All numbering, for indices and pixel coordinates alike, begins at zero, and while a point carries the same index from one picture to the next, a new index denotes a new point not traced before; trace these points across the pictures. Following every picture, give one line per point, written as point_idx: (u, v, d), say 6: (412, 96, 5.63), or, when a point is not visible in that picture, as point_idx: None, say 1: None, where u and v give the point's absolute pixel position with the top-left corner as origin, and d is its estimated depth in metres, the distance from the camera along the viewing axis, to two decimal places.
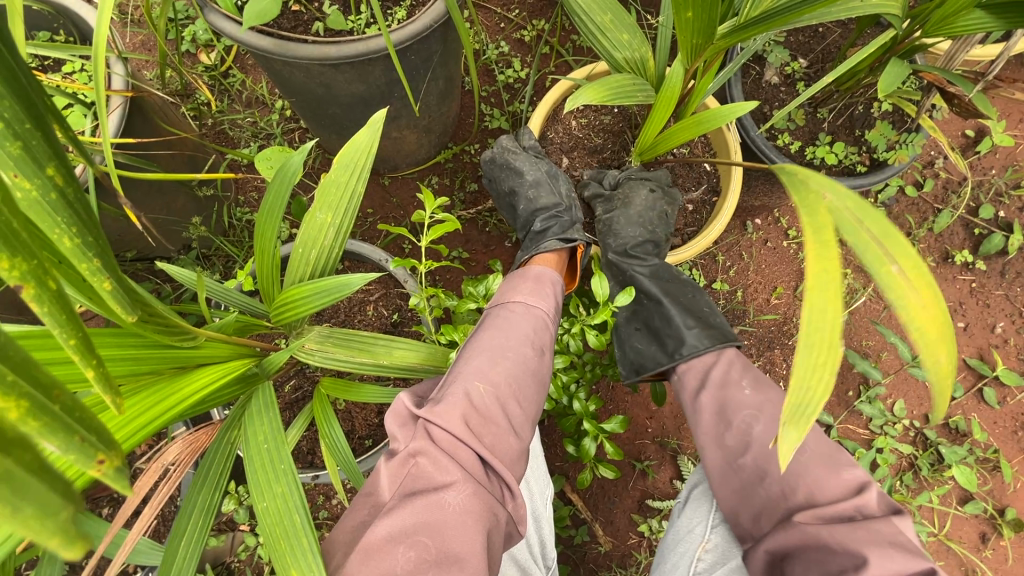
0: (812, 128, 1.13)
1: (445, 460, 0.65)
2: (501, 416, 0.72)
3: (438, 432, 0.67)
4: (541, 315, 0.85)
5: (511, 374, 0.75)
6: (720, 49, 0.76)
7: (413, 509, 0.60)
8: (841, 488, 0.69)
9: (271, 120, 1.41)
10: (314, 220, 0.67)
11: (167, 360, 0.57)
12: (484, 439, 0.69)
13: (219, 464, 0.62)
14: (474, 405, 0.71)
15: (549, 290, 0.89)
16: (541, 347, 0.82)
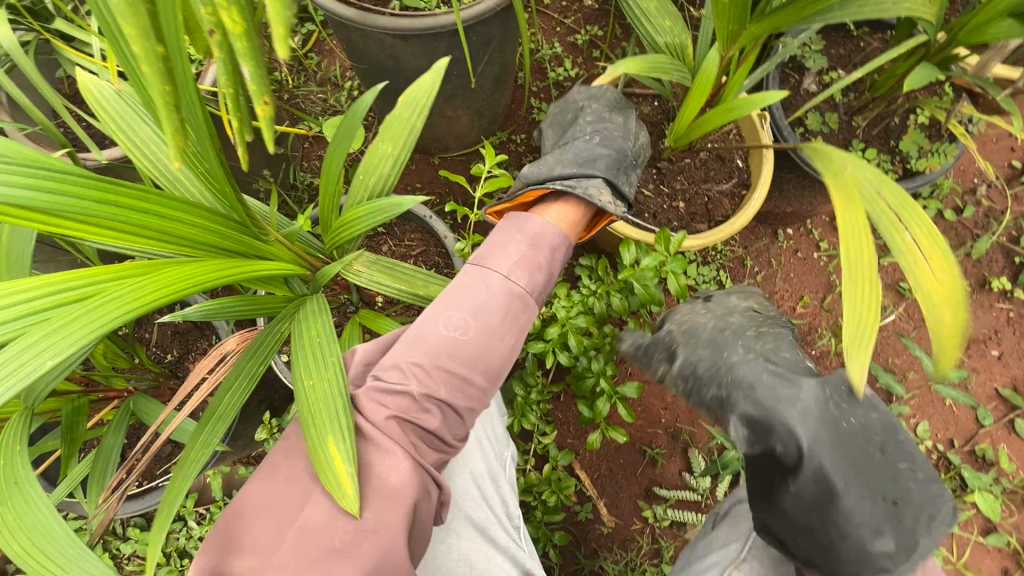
0: (847, 134, 1.17)
1: (380, 447, 0.65)
2: (441, 401, 0.69)
3: (384, 394, 0.68)
4: (516, 295, 0.74)
5: (464, 363, 0.70)
6: (753, 37, 0.83)
7: (356, 469, 0.64)
8: None
9: (340, 98, 1.55)
10: (377, 151, 0.77)
11: (242, 243, 0.68)
12: (431, 404, 0.69)
13: (270, 343, 0.71)
14: (412, 394, 0.68)
15: (546, 257, 0.78)
16: (512, 323, 0.74)
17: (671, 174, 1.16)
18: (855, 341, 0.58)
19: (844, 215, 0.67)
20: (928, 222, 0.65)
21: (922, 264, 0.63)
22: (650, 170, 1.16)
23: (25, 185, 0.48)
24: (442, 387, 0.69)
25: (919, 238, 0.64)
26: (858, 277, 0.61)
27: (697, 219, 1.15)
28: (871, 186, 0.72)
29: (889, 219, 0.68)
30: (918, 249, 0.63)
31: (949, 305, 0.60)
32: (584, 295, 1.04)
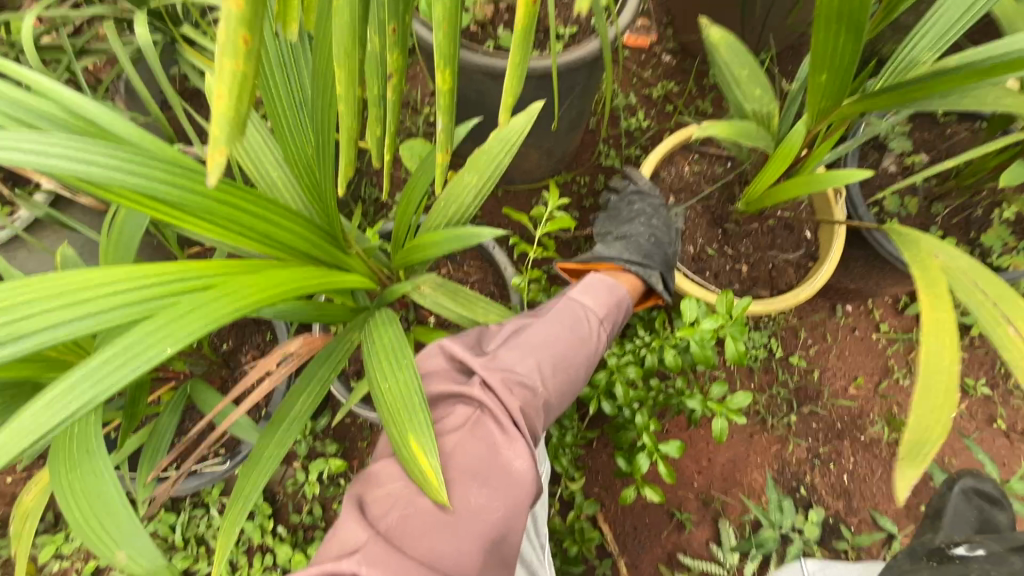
0: (924, 220, 1.14)
1: (506, 430, 0.69)
2: (550, 396, 0.78)
3: (501, 396, 0.72)
4: (604, 329, 0.87)
5: (570, 370, 0.80)
6: (845, 114, 0.83)
7: (481, 456, 0.67)
8: None
9: (417, 121, 1.62)
10: (461, 180, 0.80)
11: (319, 251, 0.71)
12: (534, 415, 0.75)
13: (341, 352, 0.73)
14: (535, 387, 0.76)
15: (618, 308, 0.90)
16: (599, 346, 0.86)
17: (737, 236, 1.15)
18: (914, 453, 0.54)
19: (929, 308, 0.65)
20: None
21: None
22: (716, 230, 1.16)
23: (158, 178, 0.52)
24: (553, 387, 0.78)
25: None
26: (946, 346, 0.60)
27: (759, 284, 1.14)
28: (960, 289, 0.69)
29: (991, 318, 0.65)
30: None
31: None
32: (636, 344, 1.03)
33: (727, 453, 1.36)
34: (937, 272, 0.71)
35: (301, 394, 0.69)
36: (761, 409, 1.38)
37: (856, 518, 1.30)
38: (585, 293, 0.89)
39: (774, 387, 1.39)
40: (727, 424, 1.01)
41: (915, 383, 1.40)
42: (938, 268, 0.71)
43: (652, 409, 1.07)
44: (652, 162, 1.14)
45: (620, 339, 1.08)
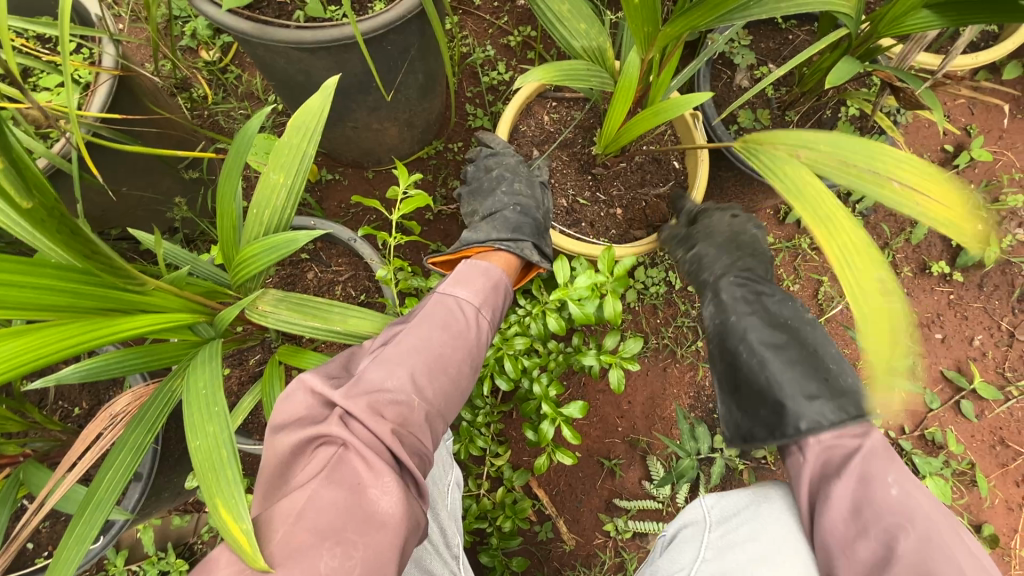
0: (780, 130, 1.16)
1: (374, 465, 0.62)
2: (426, 414, 0.71)
3: (362, 427, 0.64)
4: (483, 322, 0.83)
5: (445, 379, 0.75)
6: (670, 37, 0.79)
7: (337, 503, 0.58)
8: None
9: (263, 113, 1.46)
10: (268, 181, 0.69)
11: (106, 300, 0.58)
12: (406, 443, 0.67)
13: (158, 407, 0.63)
14: (408, 407, 0.69)
15: (499, 291, 0.87)
16: (478, 342, 0.82)
17: (608, 179, 1.12)
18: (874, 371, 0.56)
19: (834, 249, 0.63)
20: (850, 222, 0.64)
21: (934, 206, 0.63)
22: (586, 176, 1.12)
23: None
24: (431, 400, 0.73)
25: (841, 241, 0.64)
26: (872, 321, 0.58)
27: (635, 226, 1.11)
28: (835, 172, 0.70)
29: (874, 186, 0.67)
30: (917, 195, 0.63)
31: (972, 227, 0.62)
32: (520, 313, 0.99)
33: (644, 392, 1.38)
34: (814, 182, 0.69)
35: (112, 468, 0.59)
36: (669, 342, 1.40)
37: None
38: (459, 288, 0.84)
39: (679, 318, 1.41)
40: (623, 373, 1.01)
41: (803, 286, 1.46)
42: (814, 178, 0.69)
43: (551, 372, 1.05)
44: (509, 119, 1.09)
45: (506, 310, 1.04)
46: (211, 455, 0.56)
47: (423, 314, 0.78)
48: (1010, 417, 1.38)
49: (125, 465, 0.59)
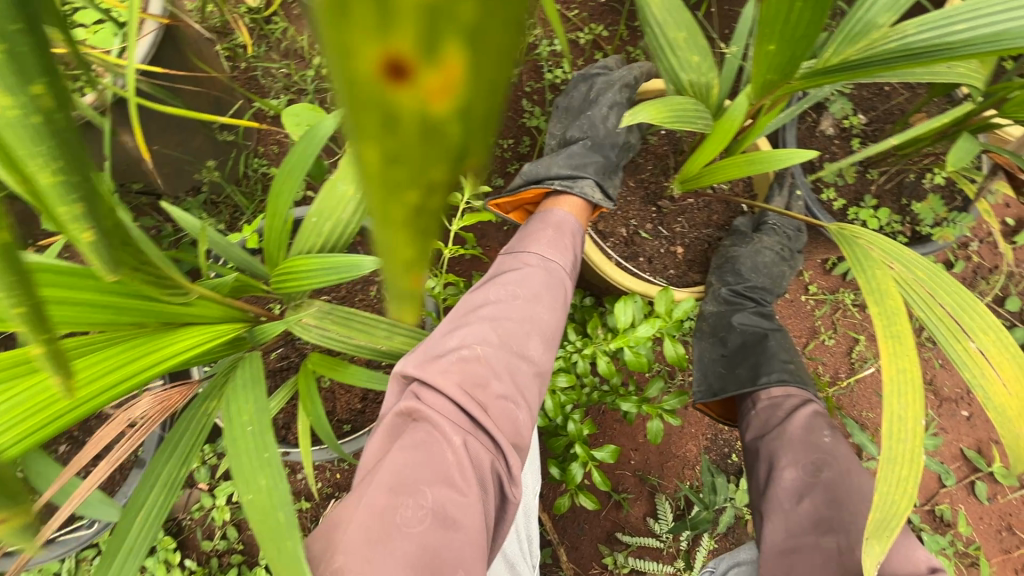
0: (860, 188, 1.09)
1: (442, 428, 0.68)
2: (501, 376, 0.74)
3: (436, 395, 0.70)
4: (556, 271, 0.83)
5: (515, 340, 0.76)
6: (794, 89, 0.72)
7: (416, 463, 0.65)
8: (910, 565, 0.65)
9: (306, 75, 1.35)
10: (335, 191, 0.62)
11: (153, 314, 0.51)
12: (482, 402, 0.72)
13: (193, 432, 0.59)
14: (483, 366, 0.73)
15: (569, 241, 0.86)
16: (557, 304, 0.82)
17: (672, 214, 1.05)
18: (879, 527, 0.48)
19: (889, 361, 0.52)
20: (994, 326, 0.55)
21: (995, 389, 0.53)
22: (650, 208, 1.05)
23: None
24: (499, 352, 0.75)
25: (985, 348, 0.54)
26: (901, 464, 0.48)
27: (693, 268, 1.05)
28: (918, 304, 0.59)
29: (947, 332, 0.56)
30: (987, 365, 0.53)
31: None
32: (566, 349, 0.93)
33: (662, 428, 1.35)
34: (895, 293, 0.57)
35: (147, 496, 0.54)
36: None
37: None
38: (525, 248, 0.85)
39: None
40: (661, 423, 0.96)
41: (839, 343, 1.41)
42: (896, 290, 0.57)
43: (584, 410, 0.99)
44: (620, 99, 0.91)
45: None
46: (266, 517, 0.50)
47: (491, 283, 0.80)
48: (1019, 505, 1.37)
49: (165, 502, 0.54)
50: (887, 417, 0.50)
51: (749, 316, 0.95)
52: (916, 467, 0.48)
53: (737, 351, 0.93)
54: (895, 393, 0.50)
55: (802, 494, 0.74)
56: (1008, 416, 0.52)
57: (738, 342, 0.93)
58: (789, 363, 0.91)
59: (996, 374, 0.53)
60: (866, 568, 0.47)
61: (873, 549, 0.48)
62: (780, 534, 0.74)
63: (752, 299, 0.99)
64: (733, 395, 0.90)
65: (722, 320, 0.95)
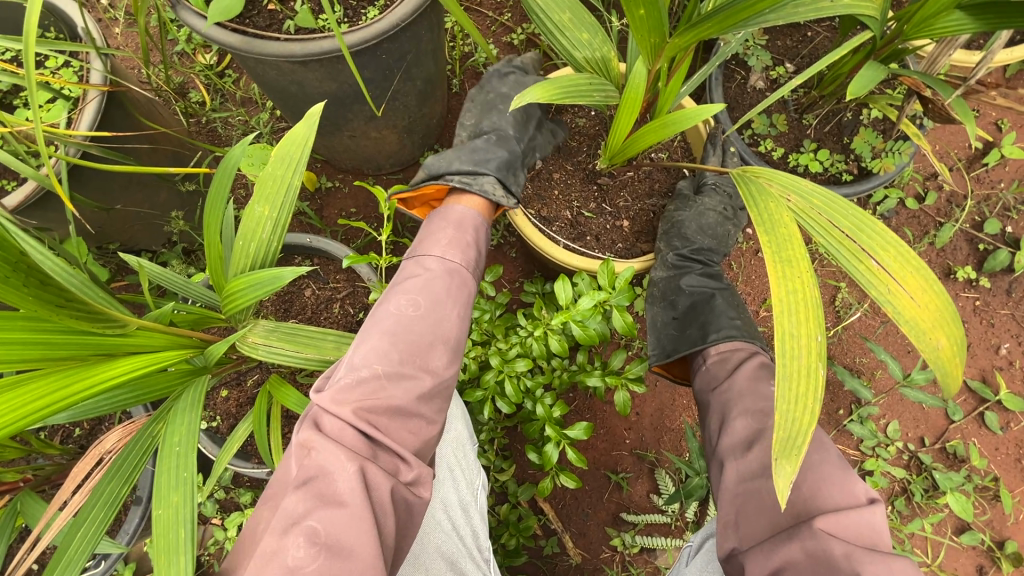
0: (797, 134, 1.09)
1: (336, 449, 0.61)
2: (401, 387, 0.70)
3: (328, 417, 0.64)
4: (456, 271, 0.83)
5: (416, 346, 0.73)
6: (679, 47, 0.74)
7: (304, 497, 0.59)
8: (848, 497, 0.65)
9: (261, 118, 1.42)
10: (253, 214, 0.66)
11: (89, 346, 0.56)
12: (380, 418, 0.66)
13: (137, 456, 0.64)
14: (379, 382, 0.68)
15: (471, 237, 0.88)
16: (462, 308, 0.81)
17: (614, 189, 1.07)
18: (786, 446, 0.51)
19: (779, 286, 0.55)
20: (892, 241, 0.59)
21: (903, 298, 0.57)
22: (591, 187, 1.07)
23: None
24: (399, 363, 0.71)
25: (887, 264, 0.58)
26: (796, 383, 0.52)
27: (642, 238, 1.07)
28: (816, 230, 0.63)
29: (850, 253, 0.60)
30: (891, 281, 0.57)
31: (945, 337, 0.56)
32: (521, 334, 0.96)
33: (653, 403, 1.34)
34: (789, 223, 0.61)
35: (92, 514, 0.61)
36: None
37: None
38: (423, 254, 0.85)
39: None
40: (629, 394, 0.97)
41: (822, 293, 1.39)
42: (789, 221, 0.60)
43: (555, 392, 1.02)
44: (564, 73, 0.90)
45: (504, 328, 1.01)
46: (165, 529, 0.58)
47: (395, 294, 0.78)
48: None
49: (102, 522, 0.60)
50: (780, 336, 0.53)
51: (694, 279, 0.98)
52: (814, 383, 0.52)
53: (687, 317, 0.95)
54: (785, 311, 0.54)
55: (753, 441, 0.74)
56: (921, 328, 0.56)
57: (688, 303, 0.96)
58: (739, 319, 0.93)
59: (903, 288, 0.57)
60: (779, 487, 0.50)
61: (786, 469, 0.50)
62: (733, 480, 0.74)
63: (699, 261, 1.00)
64: (684, 354, 0.92)
65: (671, 284, 0.99)
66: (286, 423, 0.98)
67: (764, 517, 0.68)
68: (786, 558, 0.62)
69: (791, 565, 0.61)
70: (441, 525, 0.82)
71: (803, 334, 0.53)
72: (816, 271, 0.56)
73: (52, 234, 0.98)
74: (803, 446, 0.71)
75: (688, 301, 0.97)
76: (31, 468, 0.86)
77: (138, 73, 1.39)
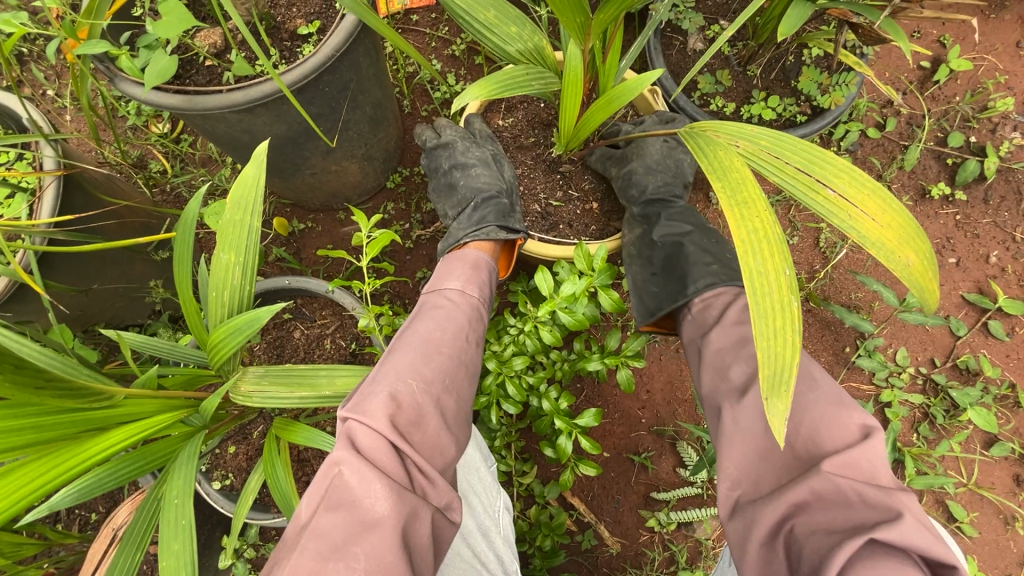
0: (744, 87, 1.10)
1: (373, 471, 0.59)
2: (431, 408, 0.69)
3: (364, 437, 0.62)
4: (474, 302, 0.85)
5: (445, 371, 0.74)
6: (605, 22, 0.75)
7: (344, 521, 0.56)
8: (848, 433, 0.65)
9: (223, 175, 1.43)
10: (219, 262, 0.66)
11: (79, 423, 0.56)
12: (415, 440, 0.65)
13: (144, 524, 0.64)
14: (419, 407, 0.68)
15: (486, 278, 0.90)
16: (478, 339, 0.82)
17: (578, 174, 1.08)
18: (774, 383, 0.51)
19: (738, 225, 0.56)
20: (845, 169, 0.59)
21: (865, 222, 0.57)
22: (555, 176, 1.08)
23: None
24: (434, 386, 0.71)
25: (843, 191, 0.58)
26: (772, 317, 0.52)
27: (614, 217, 1.08)
28: (770, 169, 0.63)
29: (806, 187, 0.60)
30: (851, 207, 0.58)
31: (914, 255, 0.57)
32: (513, 333, 0.96)
33: (662, 377, 1.34)
34: (742, 166, 0.61)
35: None
36: None
37: None
38: (440, 285, 0.86)
39: None
40: (631, 371, 0.96)
41: (805, 237, 1.39)
42: (741, 163, 0.61)
43: (560, 385, 1.02)
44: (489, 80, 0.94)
45: (495, 331, 1.01)
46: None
47: (420, 321, 0.79)
48: None
49: None
50: (748, 276, 0.53)
51: (664, 229, 0.98)
52: (790, 316, 0.52)
53: (664, 272, 0.96)
54: (749, 251, 0.54)
55: (747, 387, 0.75)
56: (888, 248, 0.56)
57: (662, 257, 0.97)
58: (713, 261, 0.92)
59: (863, 212, 0.57)
60: (775, 425, 0.50)
61: (778, 406, 0.50)
62: (732, 424, 0.74)
63: (665, 206, 1.01)
64: (668, 311, 0.92)
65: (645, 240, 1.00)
66: (299, 468, 0.96)
67: (772, 471, 0.68)
68: (794, 502, 0.62)
69: (801, 511, 0.61)
70: (463, 557, 0.78)
71: (771, 270, 0.54)
72: (775, 207, 0.56)
73: (35, 324, 0.99)
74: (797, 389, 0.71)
75: (664, 256, 0.97)
76: (51, 561, 0.85)
77: (95, 154, 1.40)
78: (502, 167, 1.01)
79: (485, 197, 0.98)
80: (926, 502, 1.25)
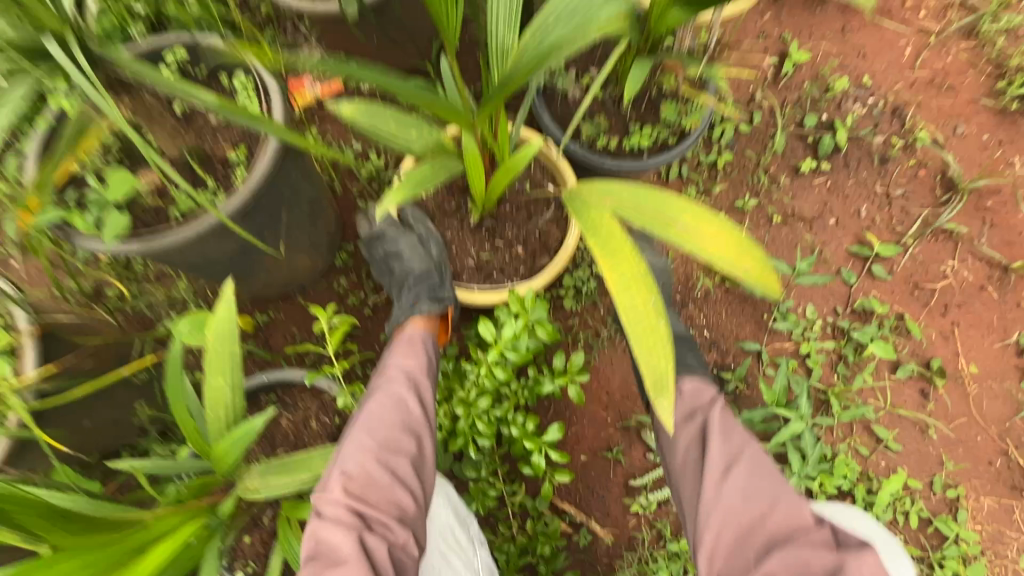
0: (621, 122, 1.29)
1: (339, 533, 0.75)
2: (384, 471, 0.83)
3: (329, 512, 0.77)
4: (413, 372, 0.98)
5: (391, 437, 0.87)
6: (487, 114, 0.92)
7: None
8: (807, 521, 0.86)
9: (182, 287, 1.53)
10: (211, 386, 0.78)
11: (123, 551, 0.66)
12: (370, 501, 0.80)
13: None
14: (372, 473, 0.82)
15: (422, 348, 1.03)
16: (423, 399, 0.95)
17: (500, 226, 1.24)
18: (659, 387, 0.68)
19: (612, 269, 0.72)
20: (687, 207, 0.78)
21: (706, 246, 0.75)
22: (481, 232, 1.24)
23: None
24: (383, 450, 0.85)
25: (688, 225, 0.77)
26: (646, 338, 0.69)
27: (539, 255, 1.24)
28: (634, 216, 0.80)
29: (662, 226, 0.78)
30: (696, 236, 0.76)
31: (748, 263, 0.75)
32: (473, 376, 1.10)
33: (617, 377, 1.51)
34: (611, 221, 0.78)
35: None
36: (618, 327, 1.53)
37: (730, 356, 1.51)
38: (385, 366, 1.00)
39: None
40: (579, 385, 1.12)
41: None
42: (610, 218, 0.78)
43: (524, 410, 1.17)
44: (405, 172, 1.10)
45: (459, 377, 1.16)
46: None
47: (369, 400, 0.93)
48: (915, 263, 1.56)
49: None
50: (625, 311, 0.70)
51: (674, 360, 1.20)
52: (660, 335, 0.69)
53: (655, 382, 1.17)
54: (623, 291, 0.71)
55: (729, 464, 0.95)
56: (728, 261, 0.74)
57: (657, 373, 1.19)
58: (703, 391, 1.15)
59: (704, 238, 0.76)
60: (665, 419, 0.67)
61: (664, 403, 0.67)
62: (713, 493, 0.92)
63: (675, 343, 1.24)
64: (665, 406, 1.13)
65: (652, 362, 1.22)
66: None
67: (747, 538, 0.87)
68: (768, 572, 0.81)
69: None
70: None
71: (642, 300, 0.70)
72: (638, 250, 0.73)
73: (41, 472, 1.07)
74: (765, 479, 0.93)
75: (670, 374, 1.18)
76: None
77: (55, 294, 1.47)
78: (427, 240, 1.16)
79: (417, 276, 1.13)
80: (856, 431, 1.45)
